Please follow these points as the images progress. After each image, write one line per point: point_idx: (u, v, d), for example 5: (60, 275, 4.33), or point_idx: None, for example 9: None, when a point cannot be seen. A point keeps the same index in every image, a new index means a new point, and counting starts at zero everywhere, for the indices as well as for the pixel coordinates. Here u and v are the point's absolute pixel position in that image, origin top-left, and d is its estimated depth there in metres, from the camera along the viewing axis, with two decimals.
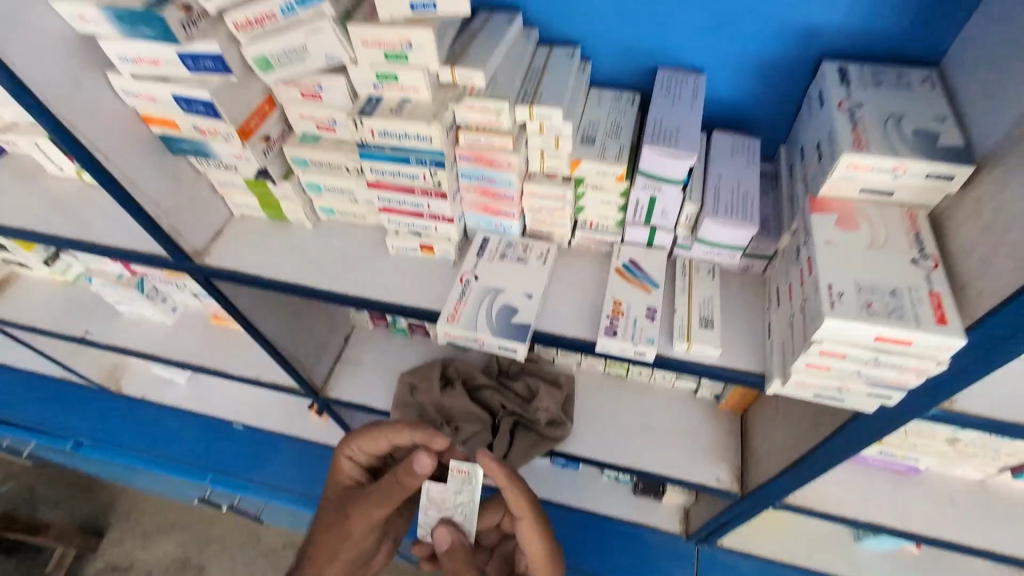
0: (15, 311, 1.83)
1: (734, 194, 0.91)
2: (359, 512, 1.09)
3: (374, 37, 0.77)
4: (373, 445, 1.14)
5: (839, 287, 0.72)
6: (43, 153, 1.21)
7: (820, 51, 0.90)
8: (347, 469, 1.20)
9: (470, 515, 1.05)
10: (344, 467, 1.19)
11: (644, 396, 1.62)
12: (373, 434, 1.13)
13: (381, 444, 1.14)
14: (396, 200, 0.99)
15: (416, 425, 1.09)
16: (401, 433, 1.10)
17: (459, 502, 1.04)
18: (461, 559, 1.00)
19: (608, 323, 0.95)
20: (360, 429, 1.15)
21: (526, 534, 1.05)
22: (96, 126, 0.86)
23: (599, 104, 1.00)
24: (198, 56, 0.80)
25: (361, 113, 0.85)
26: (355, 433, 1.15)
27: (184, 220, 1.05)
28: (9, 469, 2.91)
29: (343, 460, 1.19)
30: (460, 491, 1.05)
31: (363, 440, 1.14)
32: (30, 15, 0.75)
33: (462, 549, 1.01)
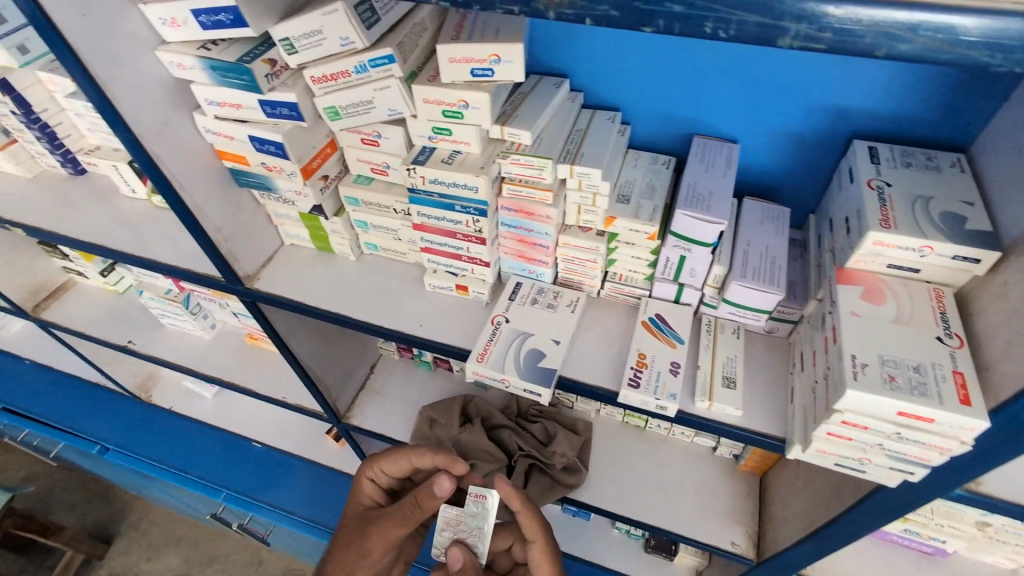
0: (67, 316, 1.94)
1: (762, 258, 0.95)
2: (378, 531, 1.12)
3: (434, 96, 0.85)
4: (395, 467, 1.18)
5: (863, 359, 0.74)
6: (120, 176, 1.33)
7: (851, 130, 0.95)
8: (368, 490, 1.23)
9: (483, 537, 1.04)
10: (365, 489, 1.23)
11: (661, 450, 1.61)
12: (397, 456, 1.17)
13: (404, 467, 1.18)
14: (437, 242, 1.05)
15: (438, 450, 1.13)
16: (424, 456, 1.13)
17: (473, 524, 1.05)
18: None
19: (632, 375, 0.97)
20: (384, 450, 1.18)
21: (537, 560, 1.06)
22: (178, 158, 0.95)
23: (636, 166, 1.06)
24: (276, 104, 0.88)
25: (414, 162, 0.92)
26: (378, 455, 1.19)
27: (240, 246, 1.13)
28: (32, 468, 2.99)
29: (365, 482, 1.23)
30: (476, 514, 1.05)
31: (386, 462, 1.18)
32: (138, 61, 0.85)
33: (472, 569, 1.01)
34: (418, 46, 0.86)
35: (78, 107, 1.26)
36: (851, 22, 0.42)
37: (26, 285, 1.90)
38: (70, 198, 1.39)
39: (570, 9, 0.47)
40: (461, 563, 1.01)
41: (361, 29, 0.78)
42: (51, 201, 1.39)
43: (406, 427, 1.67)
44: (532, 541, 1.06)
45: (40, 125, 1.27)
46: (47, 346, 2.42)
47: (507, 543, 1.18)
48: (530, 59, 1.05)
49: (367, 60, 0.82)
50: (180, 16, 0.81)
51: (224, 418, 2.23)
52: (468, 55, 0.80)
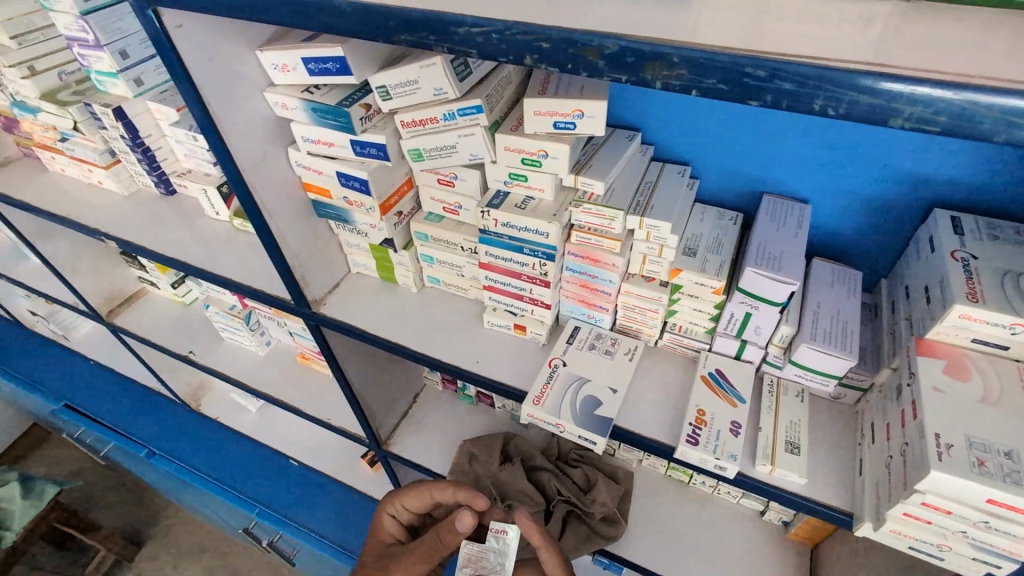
0: (136, 323, 2.05)
1: (832, 322, 0.92)
2: (399, 567, 1.12)
3: (516, 145, 0.88)
4: (417, 500, 1.21)
5: (948, 439, 0.70)
6: (207, 199, 1.43)
7: (932, 198, 0.93)
8: (389, 525, 1.25)
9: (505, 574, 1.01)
10: (386, 523, 1.25)
11: (706, 509, 1.54)
12: (417, 489, 1.19)
13: (425, 500, 1.20)
14: (501, 282, 1.07)
15: (460, 483, 1.13)
16: (445, 492, 1.16)
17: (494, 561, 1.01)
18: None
19: (691, 431, 0.95)
20: (405, 486, 1.22)
21: None
22: (270, 189, 1.02)
23: (703, 220, 1.06)
24: (365, 144, 0.94)
25: (489, 205, 0.96)
26: (400, 490, 1.23)
27: (312, 272, 1.19)
28: (78, 465, 3.11)
29: (387, 516, 1.25)
30: (497, 550, 1.02)
31: (408, 495, 1.21)
32: (249, 100, 0.93)
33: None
34: (503, 98, 0.91)
35: (178, 135, 1.38)
36: (969, 107, 0.42)
37: (104, 291, 2.04)
38: (158, 216, 1.50)
39: (677, 80, 0.50)
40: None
41: (455, 81, 0.83)
42: (142, 217, 1.50)
43: (445, 460, 1.67)
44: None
45: (142, 149, 1.40)
46: (112, 349, 2.57)
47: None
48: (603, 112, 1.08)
49: (456, 109, 0.87)
50: (291, 62, 0.89)
51: (265, 433, 2.28)
52: (553, 109, 0.83)
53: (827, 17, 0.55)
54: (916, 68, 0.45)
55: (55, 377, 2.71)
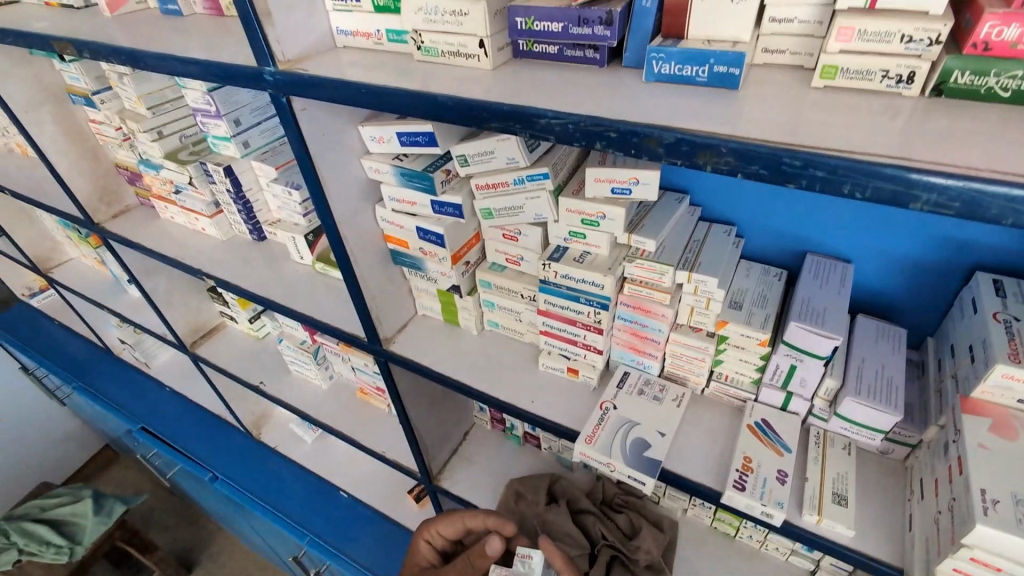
0: (214, 354, 2.25)
1: (877, 377, 0.97)
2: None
3: (576, 207, 1.00)
4: (450, 528, 1.31)
5: (994, 495, 0.73)
6: (294, 245, 1.62)
7: (974, 261, 0.97)
8: (424, 551, 1.34)
9: None
10: (421, 549, 1.34)
11: (753, 566, 1.52)
12: (451, 517, 1.30)
13: (458, 528, 1.30)
14: (557, 327, 1.17)
15: (489, 512, 1.25)
16: (477, 518, 1.27)
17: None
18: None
19: (737, 477, 0.99)
20: (441, 512, 1.32)
21: None
22: (358, 240, 1.17)
23: (748, 275, 1.13)
24: (444, 204, 1.08)
25: (550, 258, 1.07)
26: (436, 516, 1.32)
27: (385, 312, 1.32)
28: (143, 486, 3.33)
29: (422, 543, 1.35)
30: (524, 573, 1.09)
31: (442, 522, 1.31)
32: (348, 166, 1.09)
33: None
34: (566, 165, 1.03)
35: (275, 189, 1.58)
36: (979, 195, 0.50)
37: (189, 323, 2.26)
38: (249, 259, 1.70)
39: (725, 165, 0.60)
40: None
41: (525, 152, 0.96)
42: (236, 260, 1.70)
43: (491, 498, 1.73)
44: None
45: (244, 201, 1.62)
46: (186, 377, 2.79)
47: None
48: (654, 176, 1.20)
49: (525, 175, 1.00)
50: (386, 135, 1.05)
51: (319, 463, 2.40)
52: (612, 177, 0.94)
53: (856, 110, 0.64)
54: (931, 161, 0.54)
55: (134, 402, 2.95)
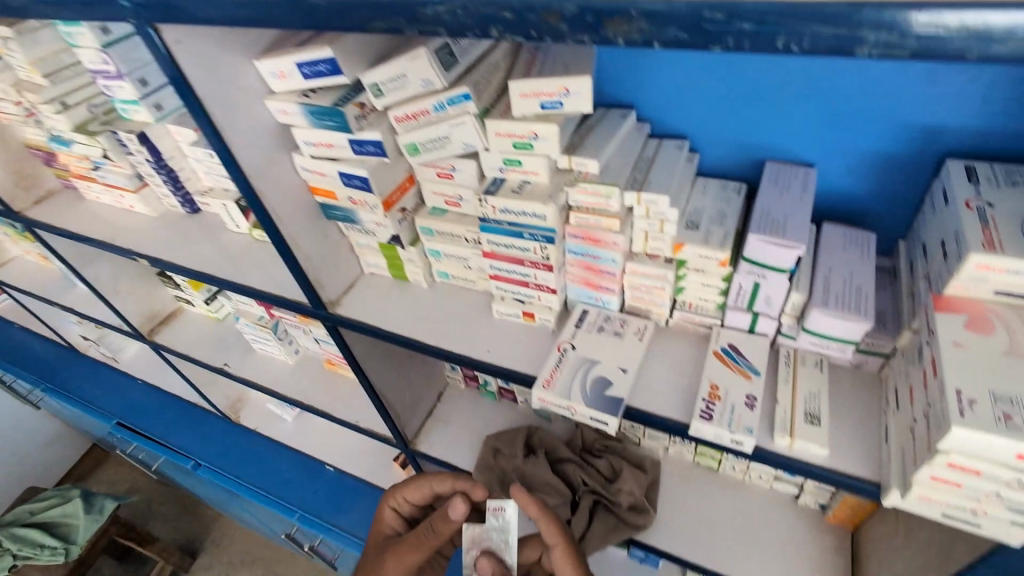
0: (174, 340, 2.15)
1: (845, 286, 0.89)
2: (391, 556, 1.12)
3: (506, 130, 0.90)
4: (417, 493, 1.23)
5: (970, 394, 0.67)
6: (228, 213, 1.50)
7: (944, 148, 0.89)
8: (389, 519, 1.26)
9: (510, 548, 1.08)
10: (386, 517, 1.26)
11: (738, 495, 1.50)
12: (418, 482, 1.22)
13: (426, 493, 1.23)
14: (506, 269, 1.08)
15: (458, 474, 1.19)
16: (445, 481, 1.19)
17: (498, 538, 1.08)
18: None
19: (704, 406, 0.93)
20: (406, 477, 1.24)
21: (559, 565, 1.08)
22: (278, 195, 1.06)
23: (706, 192, 1.04)
24: (363, 142, 0.97)
25: (487, 192, 0.97)
26: (401, 482, 1.24)
27: (326, 274, 1.22)
28: (136, 482, 3.26)
29: (387, 511, 1.27)
30: (498, 527, 1.09)
31: (408, 488, 1.23)
32: (250, 109, 0.97)
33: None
34: (492, 84, 0.93)
35: (197, 154, 1.45)
36: (936, 28, 0.41)
37: (144, 311, 2.15)
38: (185, 234, 1.58)
39: (638, 35, 0.51)
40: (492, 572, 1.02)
41: (441, 71, 0.86)
42: (171, 236, 1.58)
43: (470, 456, 1.68)
44: (553, 546, 1.08)
45: (167, 170, 1.48)
46: (156, 368, 2.69)
47: (535, 554, 1.22)
48: (596, 93, 1.08)
49: (445, 99, 0.89)
50: (286, 68, 0.93)
51: (301, 440, 2.34)
52: (537, 89, 0.85)
53: None
54: None
55: (107, 399, 2.86)
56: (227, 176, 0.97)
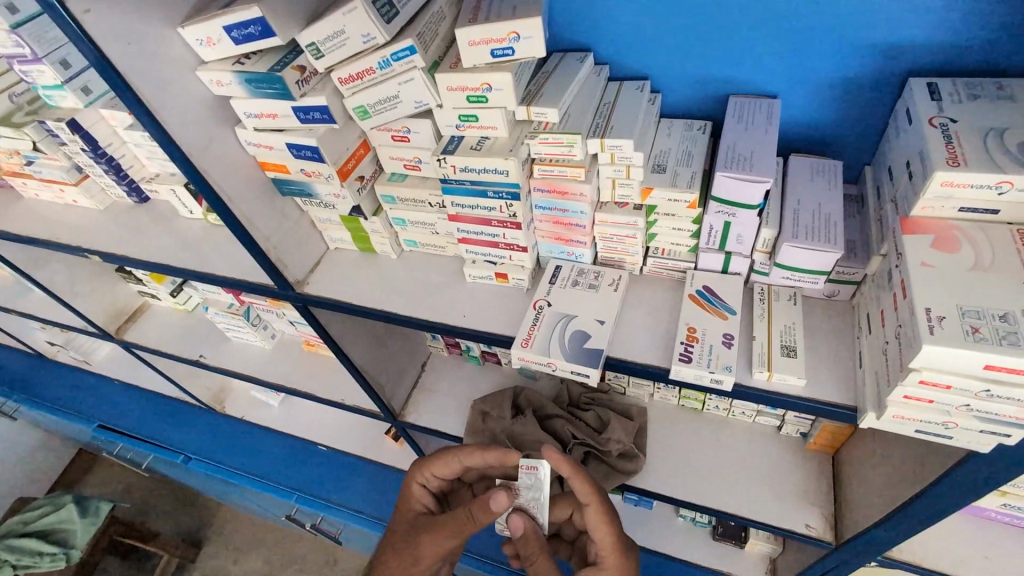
0: (144, 336, 2.08)
1: (815, 217, 0.89)
2: (431, 539, 1.13)
3: (457, 83, 0.85)
4: (447, 468, 1.22)
5: (939, 312, 0.67)
6: (179, 199, 1.42)
7: (906, 67, 0.87)
8: (418, 495, 1.25)
9: (541, 506, 1.12)
10: (415, 494, 1.25)
11: (724, 432, 1.54)
12: (446, 457, 1.20)
13: (456, 467, 1.21)
14: (473, 231, 1.05)
15: (488, 448, 1.15)
16: (474, 455, 1.17)
17: (531, 495, 1.12)
18: (534, 545, 1.09)
19: (683, 349, 0.93)
20: (433, 454, 1.22)
21: (593, 522, 1.10)
22: (226, 173, 1.00)
23: (671, 134, 1.02)
24: (308, 109, 0.91)
25: (444, 151, 0.93)
26: (427, 459, 1.22)
27: (289, 253, 1.18)
28: (130, 478, 3.17)
29: (415, 486, 1.26)
30: (531, 486, 1.13)
31: (437, 463, 1.21)
32: (182, 82, 0.90)
33: (533, 536, 1.11)
34: (438, 35, 0.88)
35: (136, 138, 1.36)
36: None
37: (108, 310, 2.07)
38: (137, 225, 1.50)
39: None
40: (522, 530, 1.10)
41: (381, 23, 0.79)
42: (122, 228, 1.50)
43: (461, 422, 1.69)
44: (587, 505, 1.11)
45: (107, 158, 1.38)
46: (132, 367, 2.61)
47: (566, 513, 1.25)
48: (551, 38, 1.03)
49: (389, 55, 0.83)
50: (214, 34, 0.86)
51: (291, 424, 2.32)
52: (486, 36, 0.80)
53: None
54: None
55: (86, 402, 2.78)
56: (169, 159, 0.91)
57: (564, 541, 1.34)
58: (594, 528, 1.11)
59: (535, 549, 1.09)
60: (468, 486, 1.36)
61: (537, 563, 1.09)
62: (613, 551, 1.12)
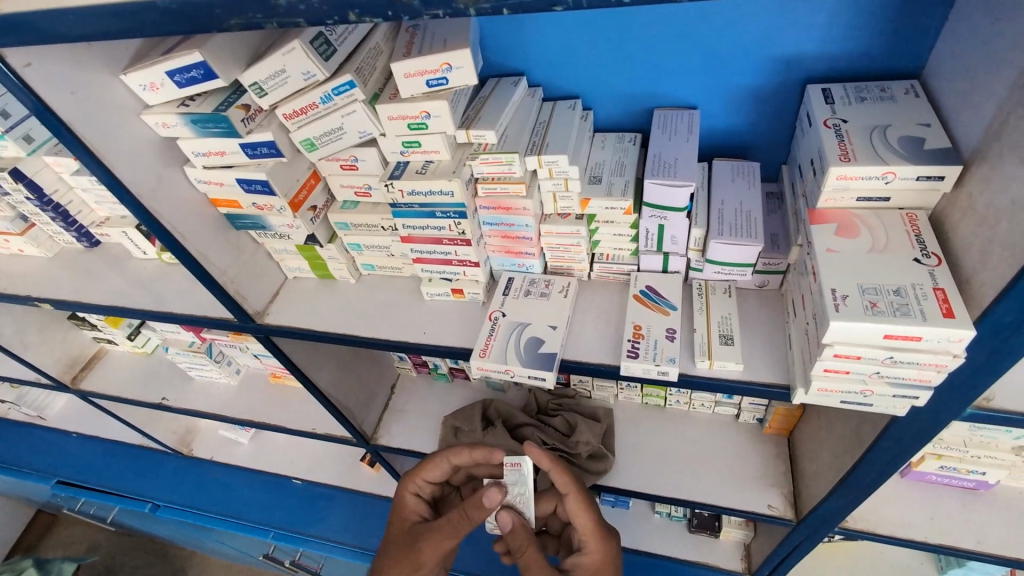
0: (102, 384, 2.03)
1: (737, 215, 0.97)
2: (429, 544, 1.15)
3: (397, 112, 0.90)
4: (437, 471, 1.26)
5: (843, 290, 0.76)
6: (130, 240, 1.42)
7: (804, 76, 0.97)
8: (412, 505, 1.28)
9: (528, 501, 1.15)
10: (408, 503, 1.28)
11: (687, 424, 1.61)
12: (437, 459, 1.25)
13: (446, 468, 1.26)
14: (427, 251, 1.10)
15: (475, 445, 1.21)
16: (462, 453, 1.22)
17: (516, 491, 1.15)
18: (523, 538, 1.13)
19: (630, 346, 0.99)
20: (423, 459, 1.27)
21: (574, 510, 1.16)
22: (176, 212, 1.02)
23: (604, 147, 1.10)
24: (255, 145, 0.94)
25: (391, 177, 0.97)
26: (418, 464, 1.26)
27: (246, 285, 1.19)
28: (94, 538, 2.99)
29: (408, 496, 1.28)
30: (516, 482, 1.16)
31: (428, 468, 1.26)
32: (127, 128, 0.93)
33: (522, 530, 1.14)
34: (376, 69, 0.93)
35: (83, 183, 1.36)
36: None
37: (62, 359, 2.01)
38: (89, 270, 1.49)
39: (487, 3, 0.54)
40: (511, 525, 1.13)
41: (320, 62, 0.84)
42: (74, 275, 1.48)
43: (434, 439, 1.71)
44: (567, 494, 1.17)
45: (53, 206, 1.37)
46: (91, 417, 2.52)
47: (551, 507, 1.31)
48: (486, 64, 1.10)
49: (330, 89, 0.88)
50: (157, 79, 0.88)
51: (263, 460, 2.29)
52: (420, 68, 0.85)
53: None
54: None
55: (43, 458, 2.65)
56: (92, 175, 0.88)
57: (551, 536, 1.39)
58: (576, 516, 1.16)
59: (524, 542, 1.12)
60: (457, 490, 1.39)
61: (526, 555, 1.12)
62: (595, 534, 1.17)
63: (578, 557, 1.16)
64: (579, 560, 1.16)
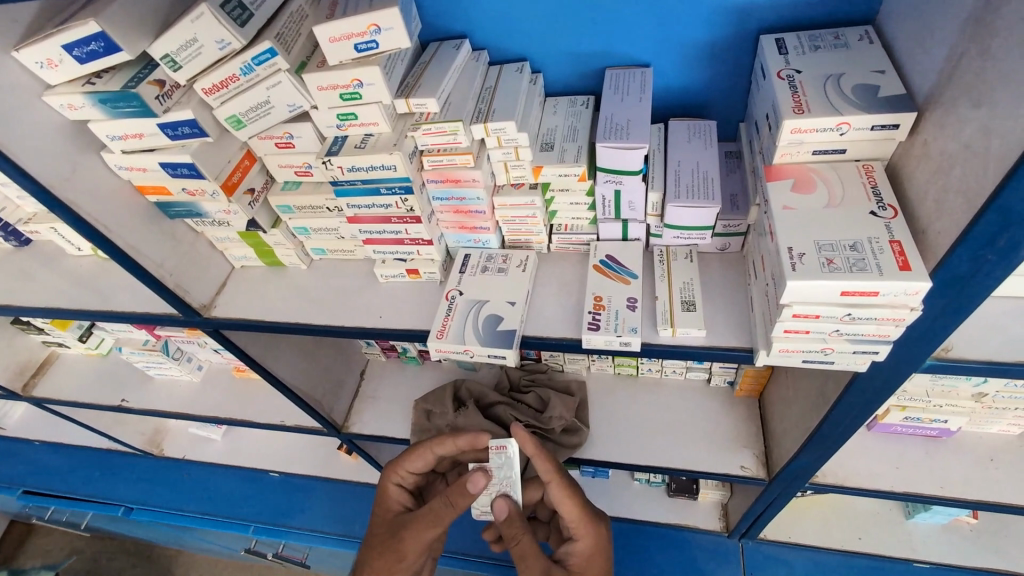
0: (55, 389, 1.94)
1: (693, 176, 0.94)
2: (412, 534, 1.12)
3: (327, 82, 0.84)
4: (419, 461, 1.23)
5: (800, 249, 0.73)
6: (63, 237, 1.33)
7: (758, 27, 0.93)
8: (394, 495, 1.24)
9: (513, 483, 1.14)
10: (391, 494, 1.24)
11: (659, 391, 1.61)
12: (419, 449, 1.22)
13: (429, 459, 1.22)
14: (376, 231, 1.05)
15: (459, 433, 1.18)
16: (445, 442, 1.19)
17: (503, 474, 1.14)
18: (517, 526, 1.10)
19: (591, 318, 0.96)
20: (405, 448, 1.23)
21: (559, 497, 1.13)
22: (96, 203, 0.94)
23: (556, 112, 1.05)
24: (175, 125, 0.87)
25: (329, 153, 0.91)
26: (400, 454, 1.23)
27: (187, 278, 1.12)
28: (73, 543, 2.91)
29: (391, 487, 1.25)
30: (502, 465, 1.14)
31: (409, 458, 1.22)
32: (27, 113, 0.84)
33: (517, 517, 1.12)
34: (301, 34, 0.86)
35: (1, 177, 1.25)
36: None
37: (10, 367, 1.90)
38: (20, 271, 1.39)
39: None
40: (507, 512, 1.11)
41: (235, 28, 0.76)
42: (3, 278, 1.38)
43: (407, 423, 1.68)
44: (549, 482, 1.13)
45: None
46: (53, 423, 2.43)
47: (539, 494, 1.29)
48: (426, 27, 1.03)
49: (250, 59, 0.81)
50: (54, 56, 0.79)
51: (238, 454, 2.24)
52: (347, 32, 0.79)
53: None
54: None
55: (7, 469, 2.54)
56: None
57: (541, 522, 1.38)
58: (560, 503, 1.13)
59: (518, 531, 1.10)
60: (442, 477, 1.37)
61: (521, 543, 1.09)
62: (584, 522, 1.14)
63: (570, 545, 1.15)
64: (571, 549, 1.15)
